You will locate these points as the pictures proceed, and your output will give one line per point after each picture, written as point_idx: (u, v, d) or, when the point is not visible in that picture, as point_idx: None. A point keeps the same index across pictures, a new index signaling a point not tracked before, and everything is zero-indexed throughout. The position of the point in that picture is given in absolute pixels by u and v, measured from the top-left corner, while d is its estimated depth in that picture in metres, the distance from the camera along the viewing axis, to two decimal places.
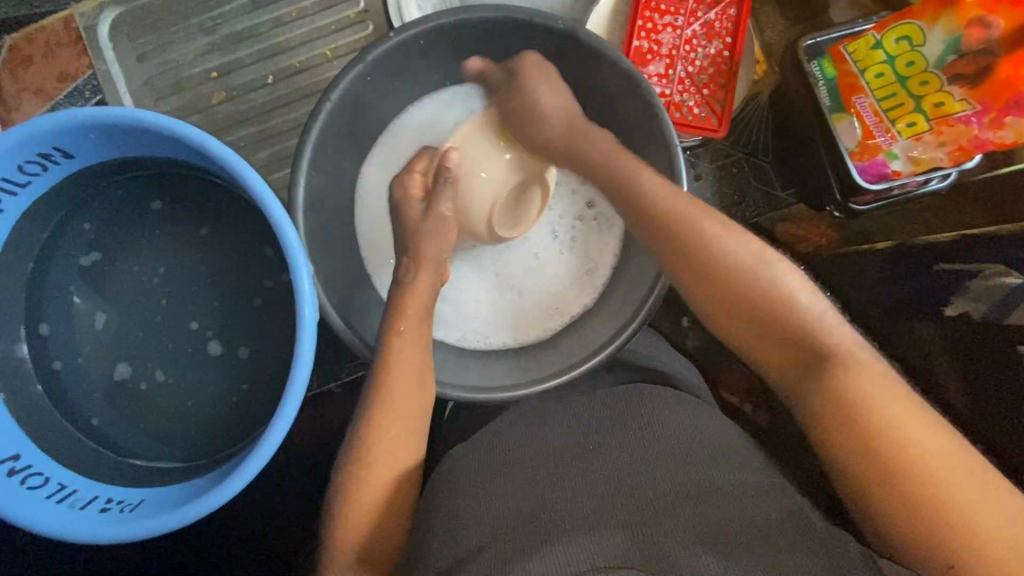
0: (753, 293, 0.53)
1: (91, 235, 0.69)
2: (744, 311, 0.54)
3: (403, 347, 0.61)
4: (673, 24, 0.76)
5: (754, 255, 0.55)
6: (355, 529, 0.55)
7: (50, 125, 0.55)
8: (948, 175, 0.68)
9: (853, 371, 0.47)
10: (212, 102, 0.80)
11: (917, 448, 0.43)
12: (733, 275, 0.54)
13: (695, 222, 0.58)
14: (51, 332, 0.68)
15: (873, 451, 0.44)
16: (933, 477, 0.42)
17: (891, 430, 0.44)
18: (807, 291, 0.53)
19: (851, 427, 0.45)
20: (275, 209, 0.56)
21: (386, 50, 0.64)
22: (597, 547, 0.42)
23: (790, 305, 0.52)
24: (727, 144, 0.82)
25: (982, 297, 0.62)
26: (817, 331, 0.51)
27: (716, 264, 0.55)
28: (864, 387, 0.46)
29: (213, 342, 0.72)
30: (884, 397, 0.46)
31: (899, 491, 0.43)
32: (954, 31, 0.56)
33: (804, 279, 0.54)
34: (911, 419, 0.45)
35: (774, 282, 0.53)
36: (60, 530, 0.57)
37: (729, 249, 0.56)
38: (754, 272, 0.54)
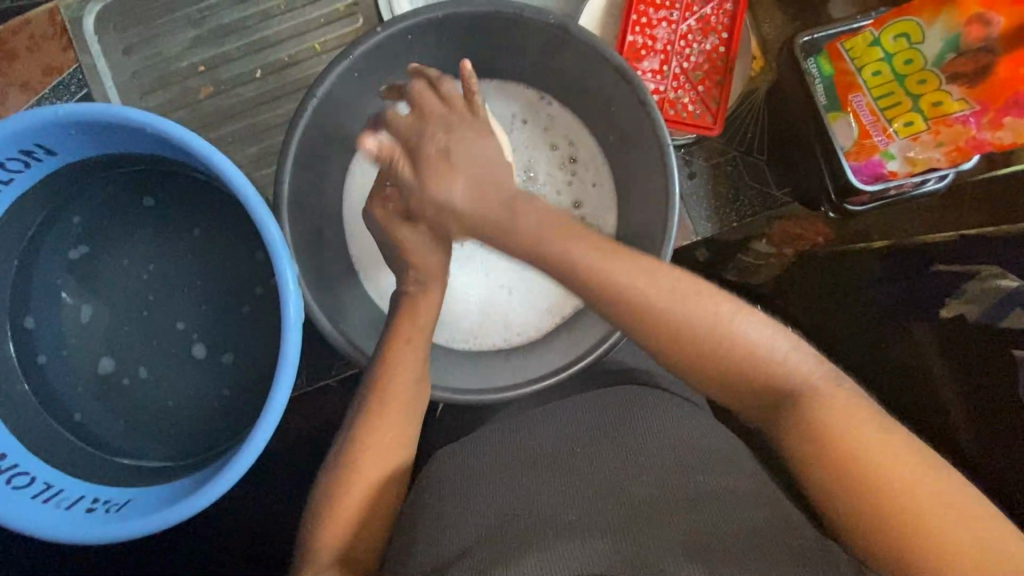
0: (716, 351, 0.50)
1: (75, 233, 0.68)
2: (711, 368, 0.51)
3: (405, 349, 0.60)
4: (669, 19, 0.74)
5: (712, 302, 0.52)
6: (340, 531, 0.54)
7: (29, 122, 0.54)
8: (946, 176, 0.66)
9: (825, 415, 0.47)
10: (199, 97, 0.79)
11: (898, 484, 0.43)
12: (697, 334, 0.51)
13: (642, 291, 0.52)
14: (37, 326, 0.67)
15: (856, 495, 0.44)
16: (920, 510, 0.42)
17: (868, 471, 0.44)
18: (769, 335, 0.51)
19: (833, 475, 0.45)
20: (261, 209, 0.55)
21: (374, 45, 0.63)
22: (583, 554, 0.42)
23: (752, 354, 0.50)
24: (722, 141, 0.80)
25: (978, 300, 0.62)
26: (783, 372, 0.50)
27: (673, 320, 0.51)
28: (840, 426, 0.46)
29: (199, 345, 0.71)
30: (860, 438, 0.45)
31: (888, 532, 0.43)
32: (954, 28, 0.56)
33: (759, 321, 0.52)
34: (886, 451, 0.45)
35: (733, 337, 0.50)
36: (46, 531, 0.56)
37: (692, 307, 0.51)
38: (715, 326, 0.51)
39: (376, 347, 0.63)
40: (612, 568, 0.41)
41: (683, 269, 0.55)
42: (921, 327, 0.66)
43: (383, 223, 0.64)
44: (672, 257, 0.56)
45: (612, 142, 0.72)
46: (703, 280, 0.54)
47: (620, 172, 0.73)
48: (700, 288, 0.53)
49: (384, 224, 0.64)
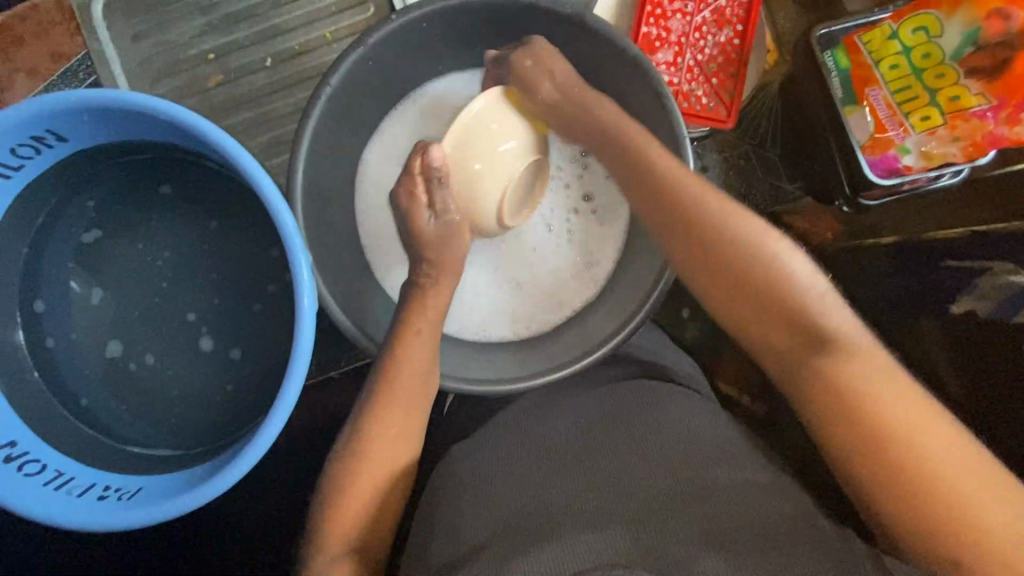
0: (755, 272, 0.52)
1: (85, 220, 0.68)
2: (743, 287, 0.52)
3: (411, 335, 0.61)
4: (683, 10, 0.74)
5: (758, 239, 0.53)
6: (351, 522, 0.55)
7: (42, 106, 0.53)
8: (960, 171, 0.65)
9: (855, 355, 0.48)
10: (208, 85, 0.78)
11: (910, 428, 0.44)
12: (734, 261, 0.53)
13: (694, 196, 0.57)
14: (47, 310, 0.67)
15: (865, 425, 0.45)
16: (926, 457, 0.43)
17: (884, 409, 0.45)
18: (816, 276, 0.52)
19: (846, 408, 0.46)
20: (275, 198, 0.55)
21: (389, 33, 0.63)
22: (600, 544, 0.42)
23: (794, 288, 0.51)
24: (734, 135, 0.80)
25: (989, 295, 0.63)
26: (813, 306, 0.50)
27: (716, 240, 0.54)
28: (863, 371, 0.46)
29: (205, 338, 0.71)
30: (886, 381, 0.46)
31: (886, 460, 0.44)
32: (974, 22, 0.57)
33: (807, 262, 0.53)
34: (904, 398, 0.45)
35: (775, 265, 0.52)
36: (58, 517, 0.56)
37: (737, 232, 0.54)
38: (757, 250, 0.53)
39: (386, 337, 0.63)
40: (628, 558, 0.41)
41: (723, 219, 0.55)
42: (930, 322, 0.67)
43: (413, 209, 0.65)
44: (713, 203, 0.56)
45: None
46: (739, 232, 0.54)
47: None
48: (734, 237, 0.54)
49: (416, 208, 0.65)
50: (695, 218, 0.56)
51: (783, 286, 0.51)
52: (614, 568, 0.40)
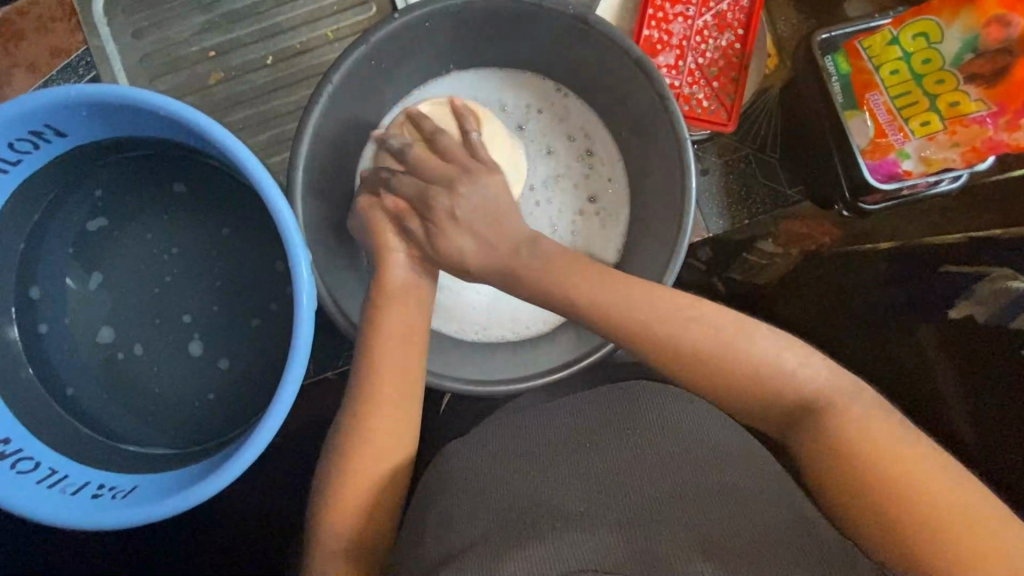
0: (728, 361, 0.55)
1: (87, 212, 0.67)
2: (738, 386, 0.55)
3: (404, 330, 0.61)
4: (685, 14, 0.74)
5: (719, 320, 0.57)
6: (347, 520, 0.55)
7: (42, 101, 0.53)
8: (959, 177, 0.66)
9: (851, 425, 0.51)
10: (209, 83, 0.78)
11: (911, 478, 0.48)
12: (703, 350, 0.56)
13: (659, 321, 0.57)
14: (41, 296, 0.67)
15: (875, 504, 0.48)
16: (926, 512, 0.46)
17: (893, 476, 0.48)
18: (786, 349, 0.56)
19: (861, 486, 0.49)
20: (275, 195, 0.55)
21: (391, 32, 0.63)
22: (597, 550, 0.41)
23: (779, 374, 0.55)
24: (735, 139, 0.81)
25: (987, 301, 0.61)
26: (791, 385, 0.55)
27: (693, 355, 0.56)
28: (865, 439, 0.50)
29: (195, 342, 0.70)
30: (877, 438, 0.50)
31: (906, 527, 0.47)
32: (972, 30, 0.56)
33: (774, 336, 0.57)
34: (898, 444, 0.50)
35: (750, 352, 0.55)
36: (50, 515, 0.56)
37: (708, 338, 0.56)
38: (735, 352, 0.55)
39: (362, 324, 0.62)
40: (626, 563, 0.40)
41: (679, 305, 0.58)
42: (927, 326, 0.66)
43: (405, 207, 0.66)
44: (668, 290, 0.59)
45: (627, 136, 0.72)
46: (706, 322, 0.57)
47: (634, 166, 0.73)
48: (703, 331, 0.56)
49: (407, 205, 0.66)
50: (675, 353, 0.56)
51: (761, 371, 0.55)
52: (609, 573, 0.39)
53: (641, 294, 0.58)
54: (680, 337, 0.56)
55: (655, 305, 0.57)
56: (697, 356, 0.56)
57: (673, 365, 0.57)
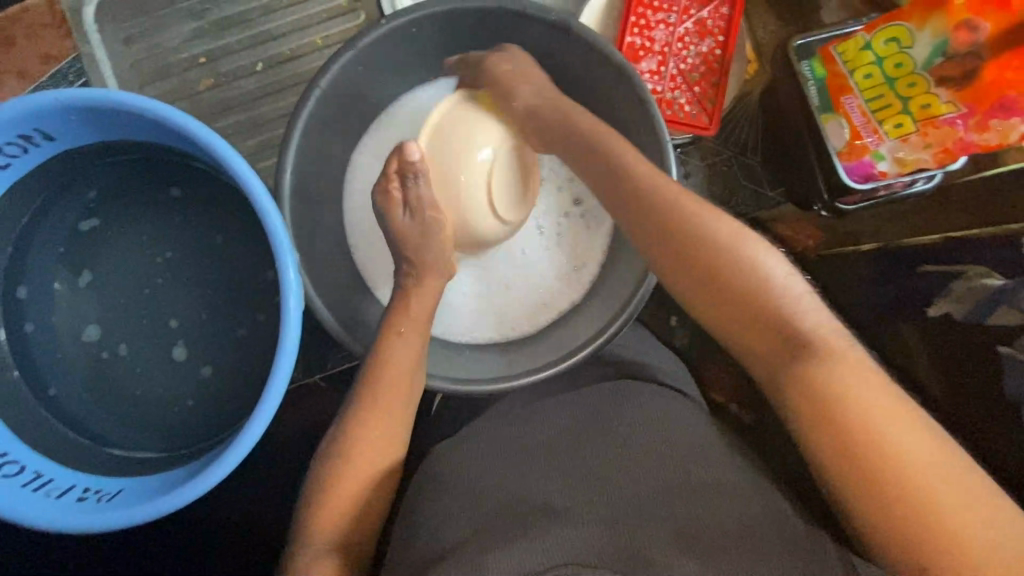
0: (729, 275, 0.49)
1: (80, 212, 0.68)
2: (723, 297, 0.49)
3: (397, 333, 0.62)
4: (666, 21, 0.76)
5: (729, 231, 0.51)
6: (334, 524, 0.54)
7: (30, 105, 0.53)
8: (934, 177, 0.68)
9: (839, 362, 0.44)
10: (199, 88, 0.79)
11: (886, 433, 0.40)
12: (710, 254, 0.50)
13: (673, 211, 0.53)
14: (28, 296, 0.67)
15: (844, 438, 0.41)
16: (907, 470, 0.39)
17: (868, 420, 0.41)
18: (793, 276, 0.49)
19: (828, 411, 0.42)
20: (262, 197, 0.55)
21: (377, 37, 0.64)
22: (582, 542, 0.41)
23: (779, 292, 0.48)
24: (716, 142, 0.83)
25: (964, 298, 0.63)
26: (791, 310, 0.47)
27: (687, 242, 0.51)
28: (851, 380, 0.43)
29: (178, 347, 0.70)
30: (866, 385, 0.43)
31: (866, 466, 0.40)
32: (942, 34, 0.58)
33: (784, 262, 0.50)
34: (888, 401, 0.42)
35: (754, 265, 0.48)
36: (34, 518, 0.55)
37: (718, 239, 0.50)
38: (745, 260, 0.49)
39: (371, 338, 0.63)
40: (612, 557, 0.40)
41: (696, 215, 0.52)
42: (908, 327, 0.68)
43: (389, 209, 0.66)
44: (689, 202, 0.54)
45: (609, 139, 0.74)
46: (715, 229, 0.51)
47: None
48: (711, 231, 0.51)
49: (391, 208, 0.66)
50: (676, 240, 0.52)
51: (755, 292, 0.48)
52: (595, 567, 0.39)
53: (658, 194, 0.55)
54: (687, 224, 0.52)
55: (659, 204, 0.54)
56: (699, 262, 0.50)
57: (672, 249, 0.52)
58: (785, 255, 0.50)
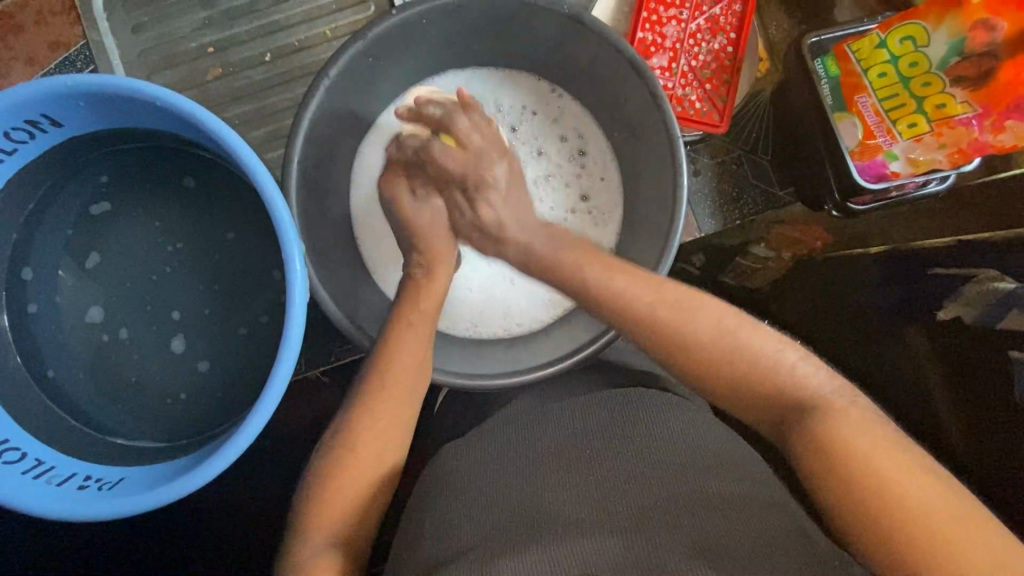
0: (724, 351, 0.54)
1: (91, 196, 0.67)
2: (726, 373, 0.54)
3: (403, 328, 0.62)
4: (679, 17, 0.76)
5: (718, 311, 0.56)
6: (338, 518, 0.53)
7: (38, 91, 0.53)
8: (947, 178, 0.67)
9: (836, 418, 0.47)
10: (207, 78, 0.79)
11: (888, 480, 0.43)
12: (705, 338, 0.55)
13: (660, 296, 0.58)
14: (34, 277, 0.66)
15: (846, 484, 0.44)
16: (907, 508, 0.42)
17: (870, 470, 0.44)
18: (783, 346, 0.54)
19: (832, 471, 0.45)
20: (269, 187, 0.55)
21: (388, 28, 0.63)
22: (595, 553, 0.40)
23: (771, 367, 0.53)
24: (726, 140, 0.82)
25: (974, 301, 0.61)
26: (785, 379, 0.52)
27: (680, 325, 0.56)
28: (848, 436, 0.46)
29: (177, 339, 0.70)
30: (864, 437, 0.45)
31: (877, 519, 0.42)
32: (958, 33, 0.57)
33: (772, 334, 0.55)
34: (888, 447, 0.45)
35: (745, 343, 0.54)
36: (35, 506, 0.55)
37: (708, 319, 0.56)
38: (735, 340, 0.54)
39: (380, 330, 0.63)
40: (626, 567, 0.39)
41: (687, 300, 0.57)
42: (914, 330, 0.67)
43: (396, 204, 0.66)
44: (676, 287, 0.58)
45: (617, 135, 0.74)
46: (704, 317, 0.56)
47: (628, 166, 0.74)
48: (700, 321, 0.55)
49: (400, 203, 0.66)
50: (670, 325, 0.56)
51: (751, 365, 0.53)
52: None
53: (638, 276, 0.59)
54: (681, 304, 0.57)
55: (641, 290, 0.58)
56: (696, 345, 0.55)
57: (670, 338, 0.56)
58: (773, 328, 0.56)
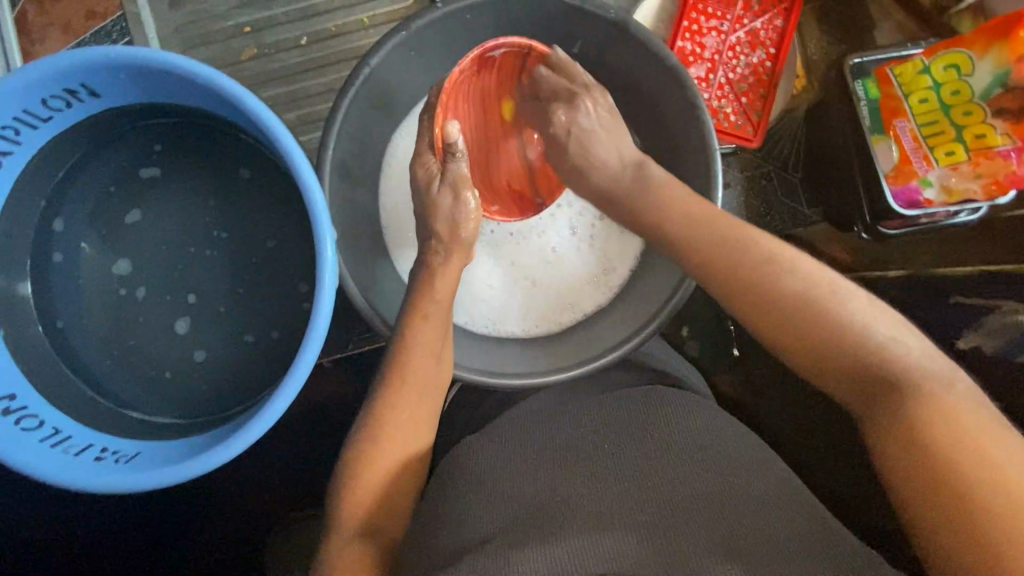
0: (793, 307, 0.50)
1: (126, 165, 0.67)
2: (805, 340, 0.49)
3: (417, 320, 0.60)
4: (719, 29, 0.76)
5: (796, 267, 0.52)
6: (362, 503, 0.53)
7: (77, 60, 0.52)
8: (979, 209, 0.68)
9: (932, 398, 0.42)
10: (242, 57, 0.79)
11: (980, 465, 0.38)
12: (776, 293, 0.51)
13: (723, 241, 0.56)
14: (59, 240, 0.66)
15: (925, 460, 0.40)
16: (987, 488, 0.37)
17: (959, 454, 0.39)
18: (876, 313, 0.48)
19: (912, 446, 0.41)
20: (305, 172, 0.54)
21: (431, 20, 0.63)
22: (618, 550, 0.40)
23: (858, 330, 0.47)
24: (758, 155, 0.83)
25: (997, 334, 0.61)
26: (870, 345, 0.47)
27: (753, 282, 0.52)
28: (947, 417, 0.41)
29: (182, 321, 0.69)
30: (968, 419, 0.41)
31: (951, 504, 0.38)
32: (1004, 64, 0.58)
33: (865, 299, 0.49)
34: (988, 436, 0.40)
35: (825, 299, 0.49)
36: (50, 475, 0.55)
37: (814, 307, 0.49)
38: (815, 299, 0.49)
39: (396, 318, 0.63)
40: (650, 566, 0.39)
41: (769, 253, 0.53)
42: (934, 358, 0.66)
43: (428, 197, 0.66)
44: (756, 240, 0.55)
45: (651, 140, 0.73)
46: (785, 268, 0.52)
47: None
48: (777, 269, 0.52)
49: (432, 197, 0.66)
50: (735, 277, 0.54)
51: (828, 320, 0.48)
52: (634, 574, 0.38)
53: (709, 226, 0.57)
54: (752, 276, 0.53)
55: (716, 237, 0.56)
56: (765, 299, 0.52)
57: (733, 292, 0.54)
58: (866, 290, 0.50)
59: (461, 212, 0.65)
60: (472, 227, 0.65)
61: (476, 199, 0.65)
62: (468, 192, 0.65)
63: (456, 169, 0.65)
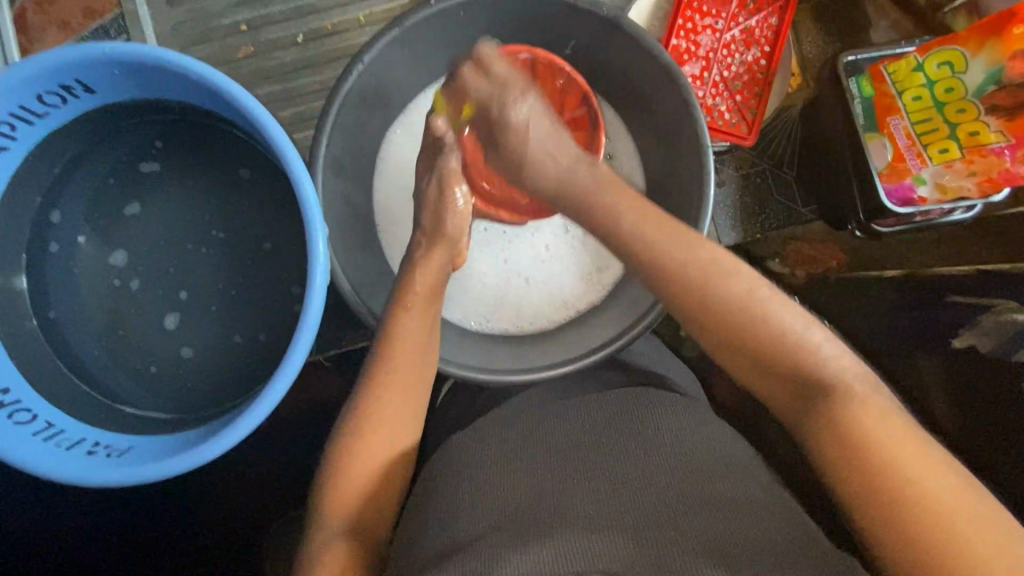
0: (737, 320, 0.51)
1: (121, 161, 0.68)
2: (747, 353, 0.50)
3: (407, 315, 0.60)
4: (714, 27, 0.76)
5: (740, 278, 0.53)
6: (351, 498, 0.54)
7: (71, 56, 0.53)
8: (974, 207, 0.68)
9: (858, 407, 0.44)
10: (238, 55, 0.79)
11: (910, 471, 0.40)
12: (724, 306, 0.51)
13: (673, 252, 0.55)
14: (55, 235, 0.67)
15: (868, 470, 0.41)
16: (918, 497, 0.39)
17: (891, 460, 0.41)
18: (810, 326, 0.50)
19: (852, 454, 0.42)
20: (297, 167, 0.54)
21: (424, 17, 0.63)
22: (602, 551, 0.40)
23: (790, 340, 0.49)
24: (753, 153, 0.83)
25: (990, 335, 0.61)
26: (807, 360, 0.48)
27: (703, 290, 0.53)
28: (873, 424, 0.43)
29: (173, 317, 0.69)
30: (892, 427, 0.42)
31: (899, 517, 0.39)
32: (997, 62, 0.56)
33: (800, 314, 0.51)
34: (914, 444, 0.42)
35: (763, 311, 0.50)
36: (41, 467, 0.55)
37: (752, 311, 0.50)
38: (754, 311, 0.50)
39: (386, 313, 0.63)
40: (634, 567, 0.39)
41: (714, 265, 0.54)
42: (926, 357, 0.66)
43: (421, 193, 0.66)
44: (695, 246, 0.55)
45: (645, 137, 0.73)
46: (727, 281, 0.52)
47: (652, 170, 0.74)
48: (724, 281, 0.52)
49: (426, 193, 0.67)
50: (686, 284, 0.53)
51: (765, 334, 0.50)
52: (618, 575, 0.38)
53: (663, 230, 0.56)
54: (703, 281, 0.53)
55: (679, 247, 0.55)
56: (713, 307, 0.52)
57: (688, 299, 0.53)
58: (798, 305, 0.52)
59: (448, 207, 0.66)
60: (456, 221, 0.66)
61: (462, 195, 0.67)
62: (454, 189, 0.66)
63: (445, 163, 0.67)
